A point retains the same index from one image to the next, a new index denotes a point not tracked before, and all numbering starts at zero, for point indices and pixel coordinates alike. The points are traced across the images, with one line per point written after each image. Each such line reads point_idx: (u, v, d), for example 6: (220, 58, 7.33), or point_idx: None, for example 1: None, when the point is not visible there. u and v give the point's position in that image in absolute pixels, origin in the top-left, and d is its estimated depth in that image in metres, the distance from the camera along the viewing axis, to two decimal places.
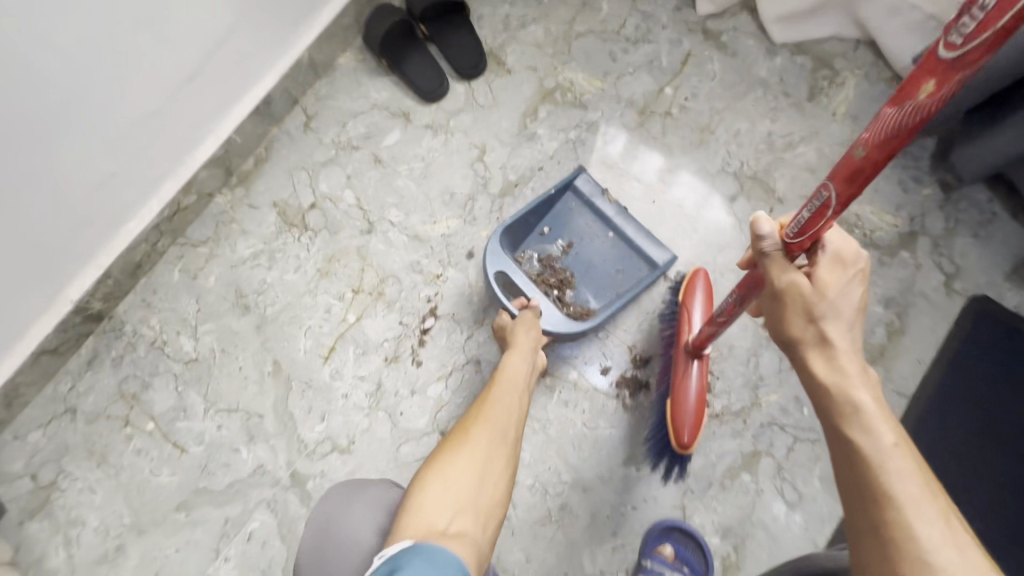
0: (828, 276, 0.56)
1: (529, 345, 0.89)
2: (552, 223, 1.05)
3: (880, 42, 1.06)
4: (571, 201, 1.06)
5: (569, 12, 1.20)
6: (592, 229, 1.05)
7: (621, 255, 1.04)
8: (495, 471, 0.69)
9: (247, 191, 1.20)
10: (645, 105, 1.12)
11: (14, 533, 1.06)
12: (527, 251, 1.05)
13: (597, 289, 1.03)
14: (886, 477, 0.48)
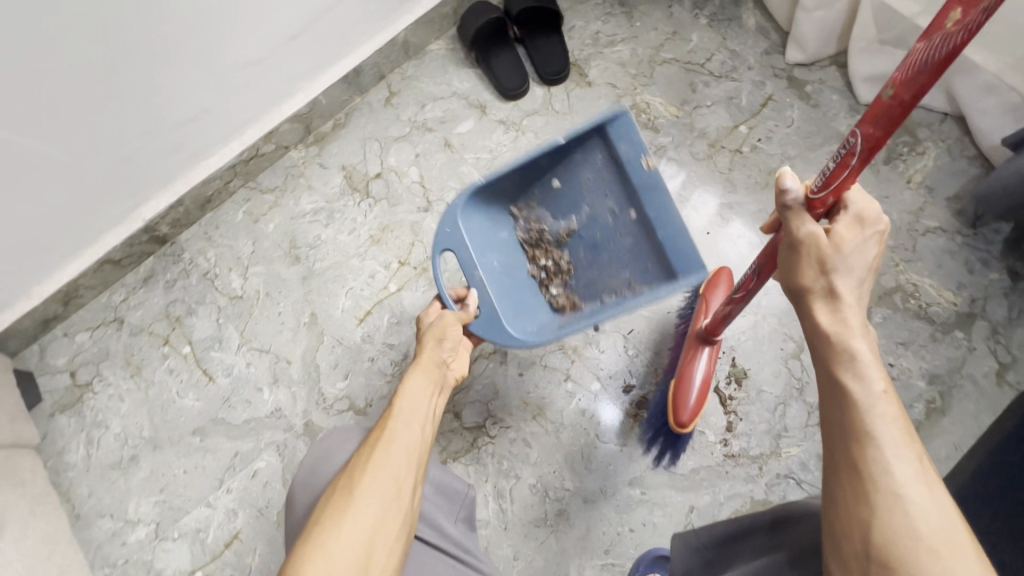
0: (847, 234, 0.54)
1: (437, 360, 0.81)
2: (564, 178, 0.97)
3: (970, 118, 1.04)
4: (596, 155, 0.92)
5: (658, 38, 1.22)
6: (609, 200, 0.94)
7: (636, 245, 0.92)
8: (397, 511, 0.62)
9: (320, 151, 1.26)
10: (717, 139, 1.13)
11: (44, 423, 1.13)
12: (530, 215, 1.02)
13: (594, 266, 0.99)
14: (869, 419, 0.48)
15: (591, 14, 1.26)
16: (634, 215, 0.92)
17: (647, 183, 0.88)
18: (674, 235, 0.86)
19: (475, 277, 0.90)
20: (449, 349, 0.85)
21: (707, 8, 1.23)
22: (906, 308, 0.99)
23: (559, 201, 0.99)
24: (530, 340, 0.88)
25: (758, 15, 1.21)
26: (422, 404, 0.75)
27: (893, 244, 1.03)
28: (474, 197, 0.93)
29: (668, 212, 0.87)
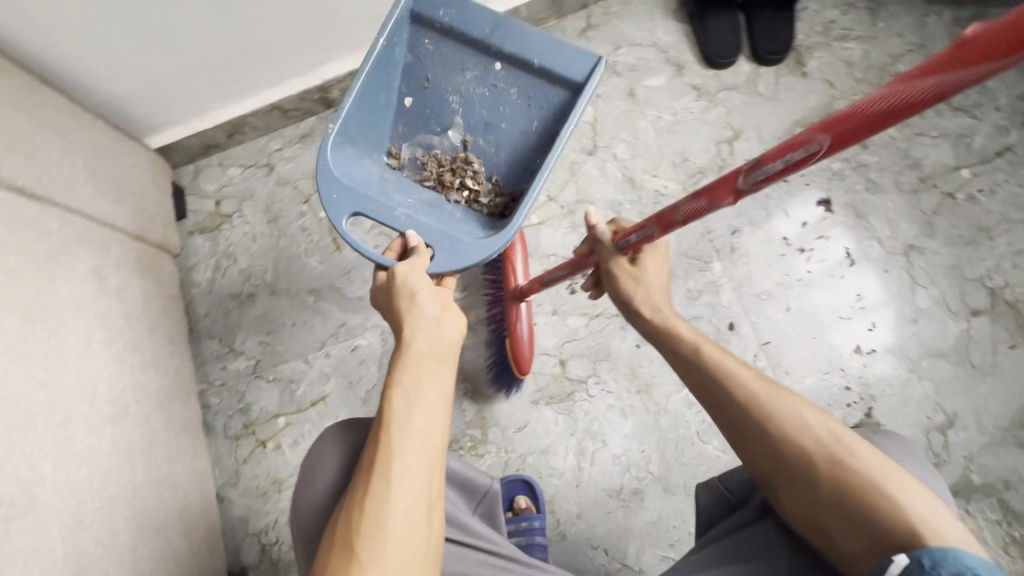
0: (648, 261, 0.72)
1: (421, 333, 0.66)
2: (412, 84, 0.86)
3: None
4: (423, 40, 0.84)
5: (899, 47, 1.09)
6: (467, 72, 0.85)
7: (524, 89, 0.84)
8: (416, 546, 0.52)
9: None
10: (931, 174, 1.01)
11: (183, 238, 1.19)
12: (403, 149, 0.90)
13: (501, 145, 0.88)
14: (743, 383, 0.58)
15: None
16: (499, 64, 0.83)
17: (489, 26, 0.81)
18: (549, 54, 0.81)
19: (397, 217, 0.76)
20: (436, 311, 0.68)
21: (967, 29, 1.08)
22: None
23: (426, 115, 0.88)
24: (494, 245, 0.75)
25: None
26: (416, 392, 0.60)
27: None
28: (339, 154, 0.79)
29: (524, 37, 0.81)
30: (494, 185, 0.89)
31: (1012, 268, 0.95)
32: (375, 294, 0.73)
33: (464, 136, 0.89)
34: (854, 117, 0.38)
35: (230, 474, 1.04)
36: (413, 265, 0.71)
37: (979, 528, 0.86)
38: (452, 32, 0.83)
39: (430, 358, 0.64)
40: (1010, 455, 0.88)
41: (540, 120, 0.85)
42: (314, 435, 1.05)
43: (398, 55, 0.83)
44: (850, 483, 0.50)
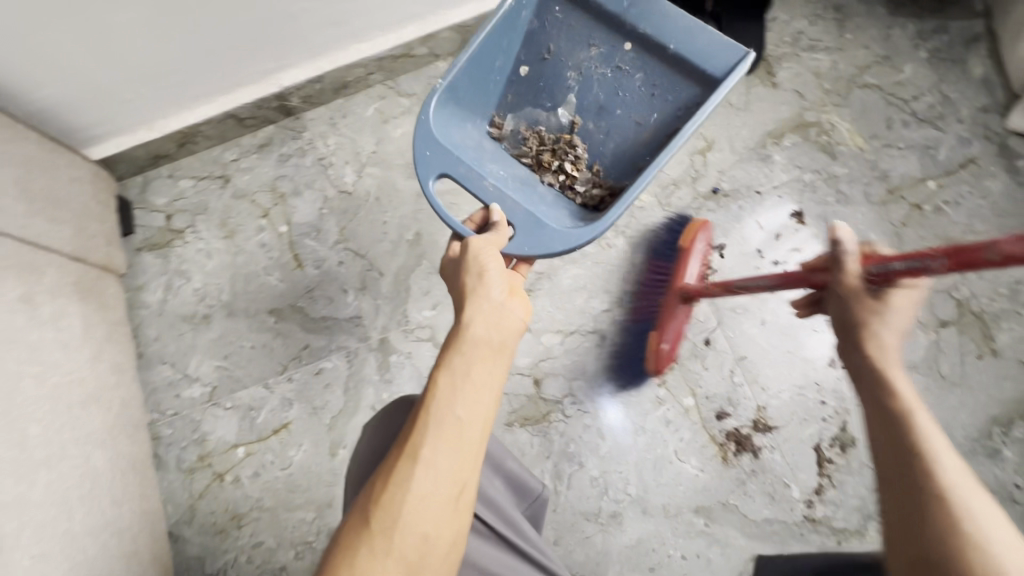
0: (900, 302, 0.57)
1: (479, 312, 0.62)
2: (533, 54, 0.88)
3: None
4: (554, 9, 0.86)
5: (866, 58, 1.10)
6: (593, 49, 0.86)
7: (652, 77, 0.85)
8: (437, 536, 0.49)
9: None
10: (899, 186, 1.02)
11: (130, 255, 1.11)
12: (514, 119, 0.90)
13: (612, 132, 0.88)
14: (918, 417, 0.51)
15: (799, 9, 1.13)
16: (629, 44, 0.85)
17: (627, 3, 0.83)
18: (688, 40, 0.82)
19: (486, 187, 0.77)
20: (498, 298, 0.64)
21: (931, 41, 1.09)
22: None
23: (538, 89, 0.89)
24: (582, 237, 0.74)
25: (986, 66, 1.07)
26: (467, 377, 0.56)
27: None
28: (441, 112, 0.82)
29: (662, 17, 0.82)
30: (596, 173, 0.89)
31: (977, 279, 0.97)
32: (443, 261, 0.71)
33: (573, 117, 0.89)
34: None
35: (184, 511, 0.97)
36: (491, 240, 0.71)
37: None
38: (590, 7, 0.85)
39: (488, 344, 0.60)
40: (978, 466, 0.89)
41: (662, 111, 0.85)
42: (275, 465, 0.99)
43: (523, 19, 0.85)
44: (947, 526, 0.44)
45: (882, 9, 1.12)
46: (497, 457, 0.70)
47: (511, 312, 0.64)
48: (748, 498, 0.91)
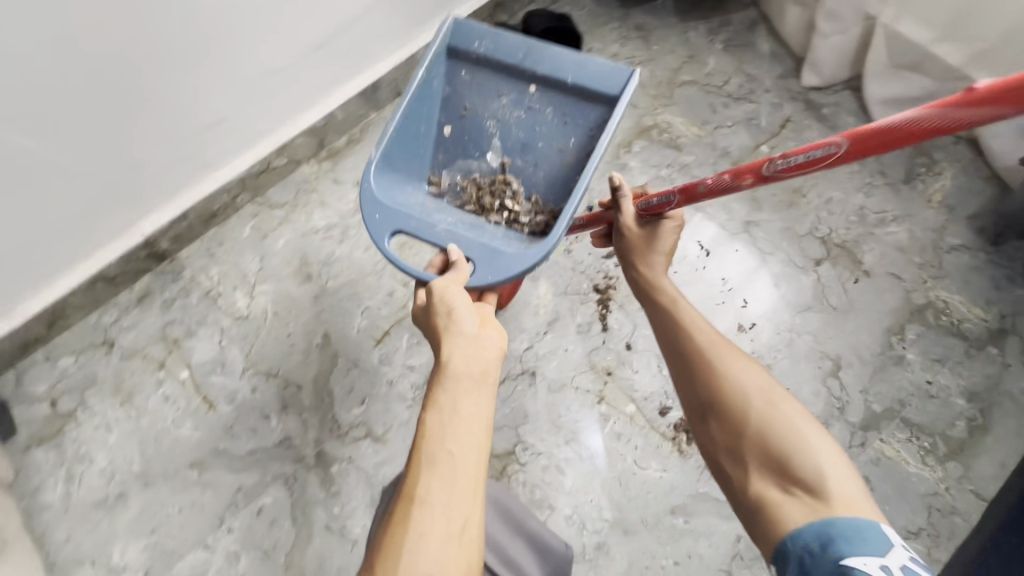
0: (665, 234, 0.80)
1: (455, 351, 0.69)
2: (452, 113, 0.98)
3: (983, 141, 1.07)
4: (460, 72, 0.97)
5: (675, 61, 1.24)
6: (504, 97, 0.96)
7: (559, 108, 0.94)
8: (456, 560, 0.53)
9: (334, 166, 1.22)
10: (740, 158, 1.14)
11: (18, 458, 1.00)
12: (446, 177, 0.99)
13: (539, 163, 0.97)
14: (691, 339, 0.66)
15: (608, 38, 1.28)
16: (534, 86, 0.95)
17: (522, 53, 0.94)
18: (582, 71, 0.92)
19: (438, 233, 0.84)
20: (469, 329, 0.71)
21: (721, 34, 1.26)
22: (938, 324, 0.99)
23: (465, 142, 0.99)
24: (535, 258, 0.80)
25: (771, 42, 1.24)
26: (452, 409, 0.63)
27: (919, 261, 1.03)
28: (380, 180, 0.89)
29: (557, 60, 0.93)
30: (534, 204, 0.97)
31: (830, 215, 1.08)
32: (414, 310, 0.79)
33: (502, 159, 0.98)
34: (943, 120, 0.48)
35: None
36: (453, 277, 0.77)
37: (897, 452, 0.92)
38: (493, 66, 0.96)
39: (468, 376, 0.67)
40: (893, 376, 0.96)
41: (578, 138, 0.94)
42: None
43: (436, 86, 0.96)
44: (767, 425, 0.56)
45: (674, 20, 1.29)
46: (519, 515, 0.81)
47: (486, 345, 0.70)
48: (714, 481, 0.92)
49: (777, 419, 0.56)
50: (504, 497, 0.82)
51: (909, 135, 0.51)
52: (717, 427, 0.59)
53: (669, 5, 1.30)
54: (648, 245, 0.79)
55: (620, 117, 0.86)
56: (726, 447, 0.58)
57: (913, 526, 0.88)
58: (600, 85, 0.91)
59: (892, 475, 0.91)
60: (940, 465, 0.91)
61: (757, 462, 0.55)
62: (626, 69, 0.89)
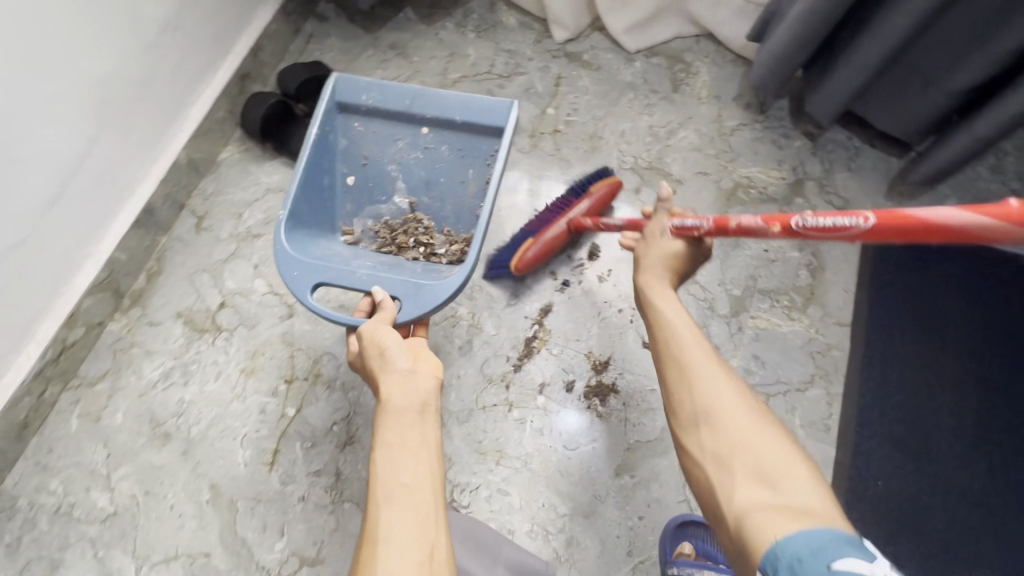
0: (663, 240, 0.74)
1: (393, 386, 0.68)
2: (352, 163, 0.98)
3: (715, 31, 1.19)
4: (353, 124, 0.97)
5: (440, 65, 1.26)
6: (399, 141, 0.98)
7: (454, 143, 0.98)
8: None
9: (143, 309, 1.09)
10: (534, 127, 1.17)
11: None
12: (362, 223, 0.99)
13: (444, 198, 1.00)
14: (683, 361, 0.61)
15: (369, 68, 1.26)
16: (426, 128, 0.97)
17: (409, 98, 0.95)
18: (465, 107, 0.95)
19: (360, 277, 0.83)
20: (404, 364, 0.70)
21: (469, 23, 1.29)
22: (751, 198, 1.09)
23: (370, 189, 0.99)
24: (457, 286, 0.82)
25: (514, 13, 1.29)
26: (401, 437, 0.62)
27: (714, 152, 1.12)
28: (293, 238, 0.87)
29: (443, 103, 0.95)
30: (446, 236, 0.99)
31: (629, 145, 1.15)
32: (351, 362, 0.79)
33: (409, 198, 1.00)
34: (840, 224, 0.48)
35: None
36: (380, 318, 0.77)
37: (769, 321, 1.00)
38: (382, 114, 0.97)
39: (410, 409, 0.66)
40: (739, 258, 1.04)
41: (476, 168, 0.98)
42: None
43: (332, 141, 0.96)
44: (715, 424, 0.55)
45: (422, 26, 1.29)
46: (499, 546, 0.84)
47: (419, 375, 0.69)
48: (639, 426, 0.94)
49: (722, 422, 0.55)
50: (477, 528, 0.84)
51: (893, 238, 0.45)
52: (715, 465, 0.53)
53: (411, 14, 1.30)
54: (690, 263, 0.75)
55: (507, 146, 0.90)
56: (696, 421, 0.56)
57: (806, 376, 0.96)
58: (482, 114, 0.94)
59: (773, 343, 0.98)
60: (803, 314, 1.00)
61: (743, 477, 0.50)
62: (506, 102, 0.92)
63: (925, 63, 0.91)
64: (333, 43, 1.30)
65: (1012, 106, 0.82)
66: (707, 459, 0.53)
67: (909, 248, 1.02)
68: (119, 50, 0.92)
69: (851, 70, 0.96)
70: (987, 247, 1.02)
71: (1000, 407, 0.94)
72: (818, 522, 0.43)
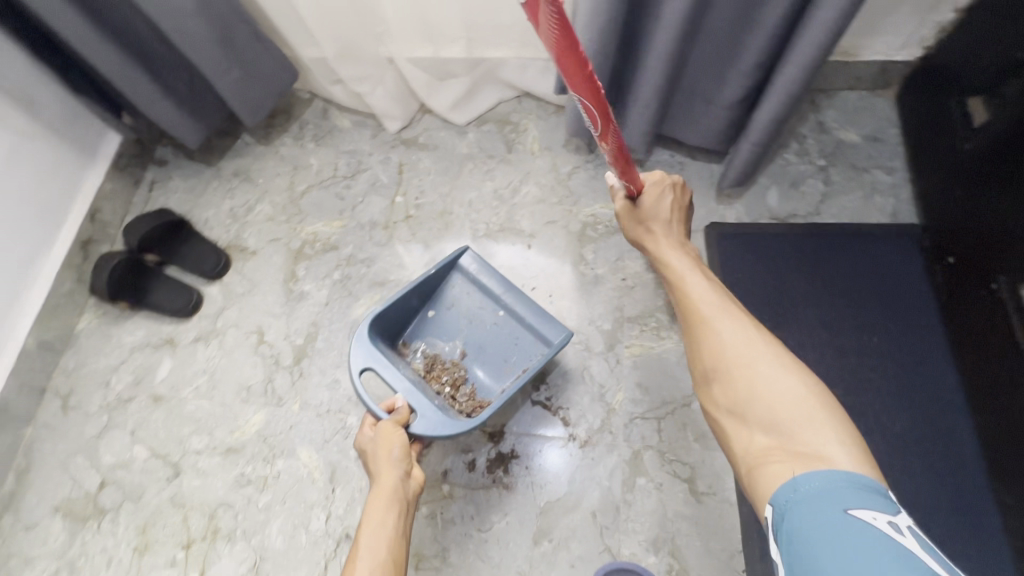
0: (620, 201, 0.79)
1: (390, 482, 0.76)
2: (439, 303, 1.03)
3: (531, 89, 1.27)
4: (457, 278, 1.02)
5: (285, 180, 1.28)
6: (481, 308, 1.02)
7: (517, 334, 1.00)
8: None
9: (16, 513, 1.01)
10: (388, 220, 1.21)
11: None
12: (418, 347, 1.02)
13: (485, 366, 1.00)
14: (680, 287, 0.70)
15: (217, 200, 1.27)
16: (503, 312, 1.01)
17: (504, 289, 1.00)
18: (537, 314, 0.97)
19: (399, 384, 0.87)
20: (399, 463, 0.78)
21: (306, 134, 1.32)
22: (600, 233, 1.14)
23: (438, 329, 1.02)
24: (458, 431, 0.83)
25: (347, 114, 1.33)
26: (384, 531, 0.71)
27: (558, 199, 1.18)
28: (373, 327, 0.93)
29: (528, 305, 0.98)
30: (469, 392, 0.99)
31: (480, 212, 1.19)
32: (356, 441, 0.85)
33: (462, 350, 1.02)
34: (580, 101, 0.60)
35: None
36: (397, 420, 0.82)
37: (643, 345, 1.03)
38: (479, 285, 1.01)
39: (396, 502, 0.75)
40: (603, 293, 1.08)
41: (520, 364, 0.98)
42: None
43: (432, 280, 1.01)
44: (707, 344, 0.63)
45: (261, 148, 1.32)
46: None
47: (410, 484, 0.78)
48: (546, 487, 0.94)
49: (711, 345, 0.62)
50: None
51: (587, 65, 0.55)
52: (717, 386, 0.61)
53: (248, 139, 1.33)
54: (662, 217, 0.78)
55: (547, 361, 0.89)
56: (692, 344, 0.65)
57: (688, 390, 0.99)
58: (550, 325, 0.96)
59: (651, 365, 1.01)
60: (672, 330, 1.04)
61: (727, 389, 0.60)
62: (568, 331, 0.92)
63: (700, 81, 1.01)
64: (176, 184, 1.30)
65: (774, 103, 0.94)
66: (711, 384, 0.62)
67: (746, 244, 1.10)
68: None
69: (642, 104, 1.05)
70: (813, 224, 1.10)
71: (862, 366, 0.98)
72: (834, 469, 0.48)
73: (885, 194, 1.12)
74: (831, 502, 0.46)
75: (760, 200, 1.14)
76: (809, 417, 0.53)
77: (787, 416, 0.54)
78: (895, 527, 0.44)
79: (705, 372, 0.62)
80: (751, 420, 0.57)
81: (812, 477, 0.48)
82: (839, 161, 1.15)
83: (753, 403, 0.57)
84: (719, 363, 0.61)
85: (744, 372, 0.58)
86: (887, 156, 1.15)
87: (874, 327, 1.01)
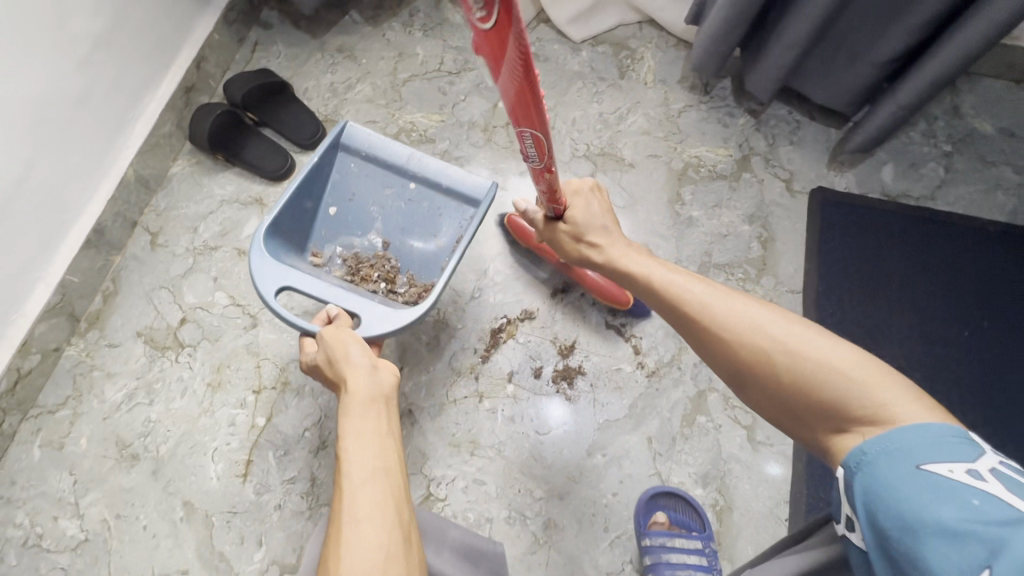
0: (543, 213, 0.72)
1: (359, 382, 0.66)
2: (338, 196, 0.94)
3: (657, 17, 1.21)
4: (350, 164, 0.93)
5: (389, 65, 1.25)
6: (387, 189, 0.94)
7: (434, 203, 0.94)
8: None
9: (102, 331, 1.06)
10: (487, 123, 1.19)
11: None
12: (330, 250, 0.94)
13: (415, 248, 0.94)
14: (652, 280, 0.61)
15: (318, 71, 1.26)
16: (414, 183, 0.94)
17: (405, 158, 0.93)
18: (449, 175, 0.92)
19: (326, 289, 0.81)
20: (360, 361, 0.69)
21: (415, 22, 1.29)
22: (701, 176, 1.11)
23: (348, 222, 0.94)
24: (411, 312, 0.78)
25: (460, 9, 1.29)
26: (369, 427, 0.61)
27: (663, 134, 1.15)
28: (270, 240, 0.83)
29: (436, 167, 0.93)
30: (408, 280, 0.93)
31: (581, 132, 1.16)
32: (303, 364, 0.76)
33: (383, 238, 0.95)
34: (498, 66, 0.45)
35: None
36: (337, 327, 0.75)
37: None
38: (378, 161, 0.94)
39: (373, 400, 0.65)
40: (694, 235, 1.07)
41: (446, 229, 0.94)
42: None
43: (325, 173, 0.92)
44: (720, 345, 0.54)
45: (368, 28, 1.29)
46: (437, 530, 0.85)
47: (381, 377, 0.69)
48: (607, 405, 0.96)
49: (723, 345, 0.54)
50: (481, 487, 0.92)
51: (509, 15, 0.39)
52: (754, 387, 0.53)
53: (356, 17, 1.30)
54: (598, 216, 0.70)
55: (480, 219, 0.86)
56: (703, 347, 0.57)
57: None
58: (460, 181, 0.92)
59: None
60: (757, 284, 1.04)
61: (766, 387, 0.52)
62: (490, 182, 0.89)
63: (851, 35, 0.95)
64: (279, 49, 1.28)
65: (930, 72, 0.88)
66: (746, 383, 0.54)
67: (851, 215, 1.07)
68: (47, 69, 0.89)
69: (782, 50, 0.99)
70: (925, 209, 1.06)
71: (946, 356, 0.97)
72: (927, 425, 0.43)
73: (1008, 191, 1.07)
74: (905, 460, 0.42)
75: (873, 174, 1.10)
76: (865, 377, 0.47)
77: (846, 390, 0.47)
78: (975, 476, 0.40)
79: (736, 375, 0.54)
80: (809, 413, 0.49)
81: (901, 435, 0.43)
82: (967, 150, 1.10)
83: (808, 393, 0.49)
84: (741, 364, 0.53)
85: (773, 363, 0.51)
86: (1019, 154, 1.09)
87: (967, 321, 0.99)
